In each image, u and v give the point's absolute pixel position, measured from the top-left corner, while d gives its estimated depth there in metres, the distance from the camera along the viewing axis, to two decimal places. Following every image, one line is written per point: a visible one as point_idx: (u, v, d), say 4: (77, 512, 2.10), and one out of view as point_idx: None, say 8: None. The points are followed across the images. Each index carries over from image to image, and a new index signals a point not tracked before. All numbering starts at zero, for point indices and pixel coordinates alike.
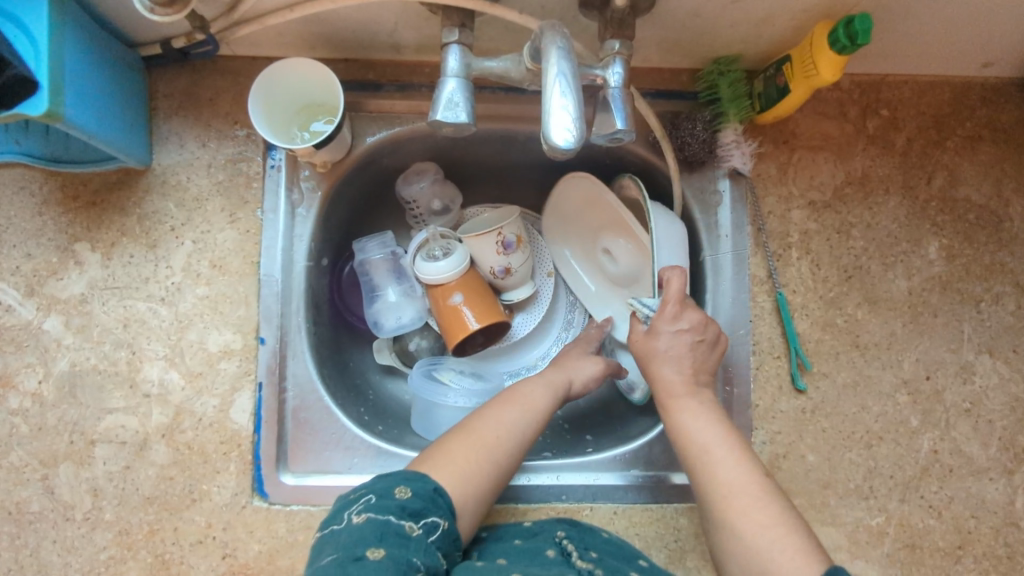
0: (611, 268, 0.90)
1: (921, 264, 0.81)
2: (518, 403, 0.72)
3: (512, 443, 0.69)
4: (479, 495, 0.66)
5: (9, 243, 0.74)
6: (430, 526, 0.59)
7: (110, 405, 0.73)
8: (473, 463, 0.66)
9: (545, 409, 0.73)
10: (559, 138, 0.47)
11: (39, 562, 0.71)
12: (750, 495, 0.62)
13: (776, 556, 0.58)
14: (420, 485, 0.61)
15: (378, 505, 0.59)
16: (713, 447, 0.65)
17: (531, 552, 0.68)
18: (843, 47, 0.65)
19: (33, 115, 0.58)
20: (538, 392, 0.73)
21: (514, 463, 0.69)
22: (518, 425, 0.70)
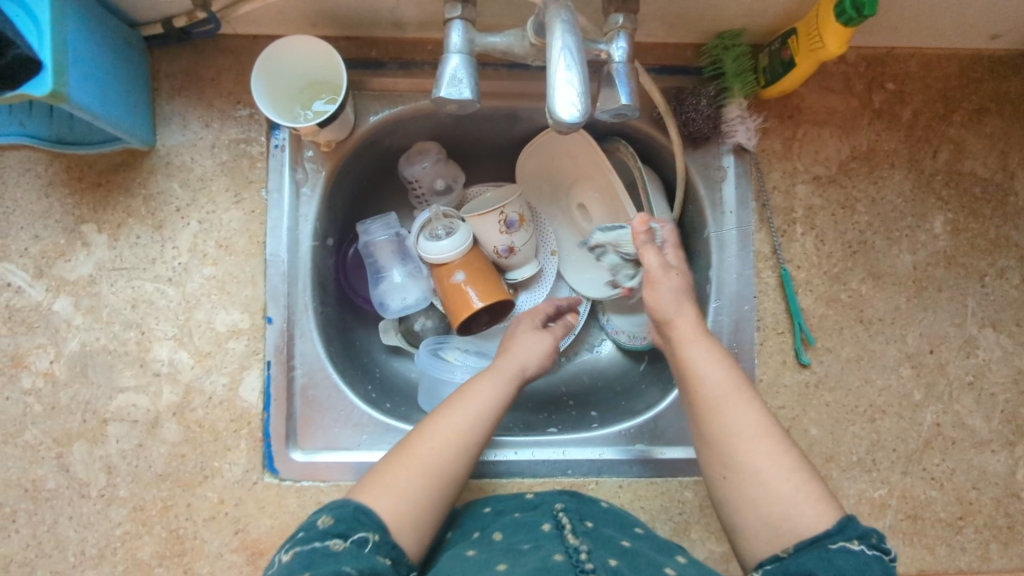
0: (586, 226, 0.91)
1: (926, 239, 0.81)
2: (456, 407, 0.69)
3: (452, 450, 0.66)
4: (424, 510, 0.64)
5: (16, 225, 0.74)
6: (360, 540, 0.59)
7: (121, 384, 0.74)
8: (408, 481, 0.64)
9: (490, 405, 0.70)
10: (564, 112, 0.47)
11: (57, 538, 0.72)
12: (767, 443, 0.63)
13: (799, 502, 0.60)
14: (342, 509, 0.61)
15: (303, 538, 0.59)
16: (723, 395, 0.65)
17: (529, 526, 0.68)
18: (850, 18, 0.64)
19: (38, 94, 0.58)
20: (483, 389, 0.71)
21: (460, 467, 0.67)
22: (455, 431, 0.67)
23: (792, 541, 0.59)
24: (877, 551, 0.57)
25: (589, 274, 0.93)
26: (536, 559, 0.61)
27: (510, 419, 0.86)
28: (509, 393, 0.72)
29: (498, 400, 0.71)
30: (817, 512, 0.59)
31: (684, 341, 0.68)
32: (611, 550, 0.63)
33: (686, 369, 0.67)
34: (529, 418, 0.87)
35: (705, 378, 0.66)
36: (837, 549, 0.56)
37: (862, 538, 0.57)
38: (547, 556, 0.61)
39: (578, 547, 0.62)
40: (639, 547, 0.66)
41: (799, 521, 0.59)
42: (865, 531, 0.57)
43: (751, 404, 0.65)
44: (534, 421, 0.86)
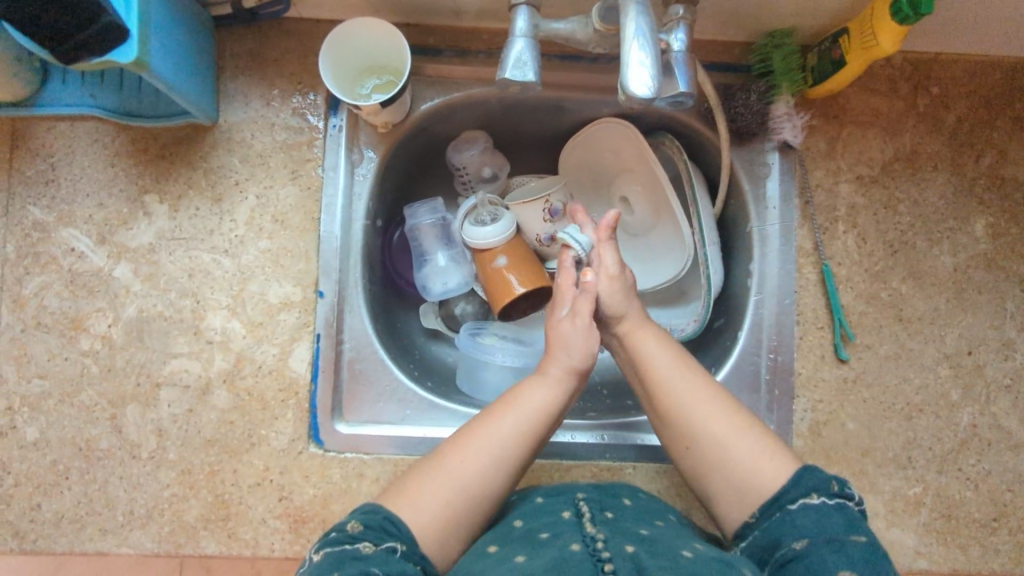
0: (626, 218, 0.93)
1: (967, 241, 0.82)
2: (495, 417, 0.68)
3: (486, 463, 0.65)
4: (453, 522, 0.63)
5: (83, 192, 0.77)
6: (389, 547, 0.58)
7: (175, 350, 0.76)
8: (437, 494, 0.63)
9: (535, 414, 0.68)
10: (638, 90, 0.51)
11: (107, 497, 0.74)
12: (718, 409, 0.66)
13: (760, 462, 0.63)
14: (372, 516, 0.61)
15: (332, 538, 0.59)
16: (672, 369, 0.69)
17: (550, 512, 0.67)
18: (906, 17, 0.65)
19: (123, 62, 0.60)
20: (531, 396, 0.69)
21: (493, 481, 0.65)
22: (490, 443, 0.66)
23: (756, 504, 0.62)
24: (839, 499, 0.60)
25: (624, 264, 0.94)
26: (552, 548, 0.59)
27: None
28: (557, 402, 0.69)
29: (544, 410, 0.68)
30: (777, 468, 0.63)
31: (631, 327, 0.72)
32: (627, 537, 0.62)
33: (637, 353, 0.71)
34: (566, 405, 0.88)
35: (657, 362, 0.69)
36: (798, 509, 0.60)
37: (820, 491, 0.60)
38: (565, 546, 0.59)
39: (595, 535, 0.61)
40: (658, 534, 0.64)
41: (763, 484, 0.62)
42: (823, 482, 0.60)
43: (700, 376, 0.69)
44: (570, 407, 0.87)
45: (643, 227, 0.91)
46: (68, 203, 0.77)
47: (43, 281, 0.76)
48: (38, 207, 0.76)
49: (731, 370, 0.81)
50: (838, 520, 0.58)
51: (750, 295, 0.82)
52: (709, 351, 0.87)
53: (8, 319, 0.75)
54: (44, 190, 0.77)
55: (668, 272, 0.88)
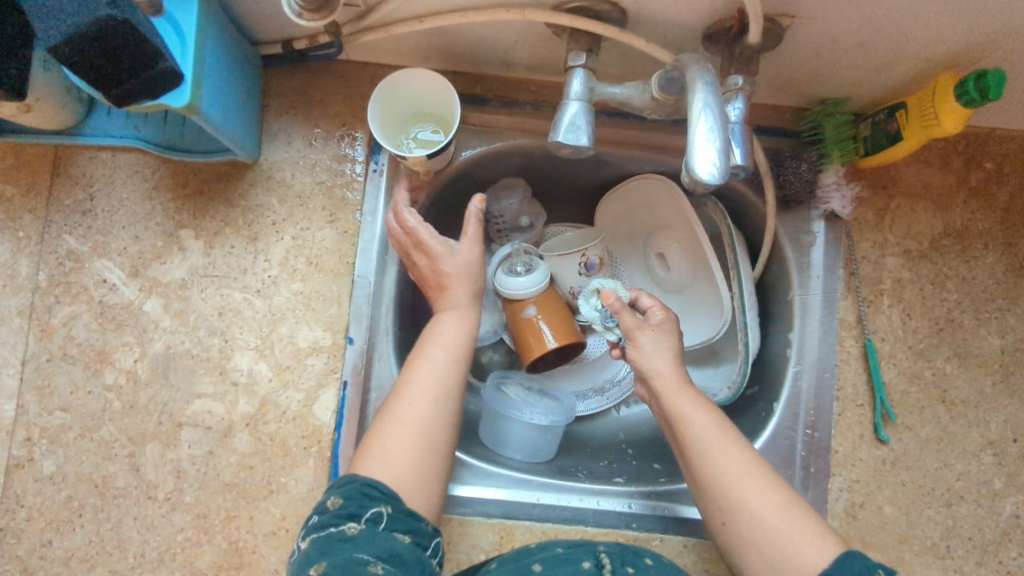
0: (662, 274, 0.90)
1: (1016, 323, 0.80)
2: (423, 355, 0.66)
3: (434, 396, 0.64)
4: (430, 468, 0.61)
5: (118, 224, 0.76)
6: (374, 517, 0.56)
7: (199, 390, 0.74)
8: (402, 443, 0.61)
9: (460, 343, 0.68)
10: (703, 170, 0.50)
11: (119, 537, 0.73)
12: (760, 481, 0.60)
13: (799, 542, 0.57)
14: (349, 487, 0.58)
15: (316, 524, 0.57)
16: (712, 438, 0.63)
17: (570, 562, 0.65)
18: (971, 100, 0.65)
19: (175, 105, 0.60)
20: (452, 325, 0.69)
21: (447, 413, 0.64)
22: (428, 381, 0.64)
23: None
24: None
25: None
26: None
27: (574, 462, 0.84)
28: (472, 326, 0.70)
29: (463, 335, 0.69)
30: (820, 545, 0.57)
31: (669, 391, 0.66)
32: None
33: (672, 410, 0.65)
34: (591, 464, 0.85)
35: (693, 422, 0.64)
36: None
37: None
38: None
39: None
40: None
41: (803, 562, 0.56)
42: (866, 567, 0.54)
43: (742, 448, 0.63)
44: (596, 467, 0.84)
45: (678, 285, 0.89)
46: (103, 234, 0.76)
47: (72, 312, 0.75)
48: (73, 237, 0.76)
49: (766, 442, 0.78)
50: None
51: (788, 365, 0.79)
52: (742, 419, 0.84)
53: (34, 349, 0.74)
54: (80, 220, 0.76)
55: (705, 334, 0.85)
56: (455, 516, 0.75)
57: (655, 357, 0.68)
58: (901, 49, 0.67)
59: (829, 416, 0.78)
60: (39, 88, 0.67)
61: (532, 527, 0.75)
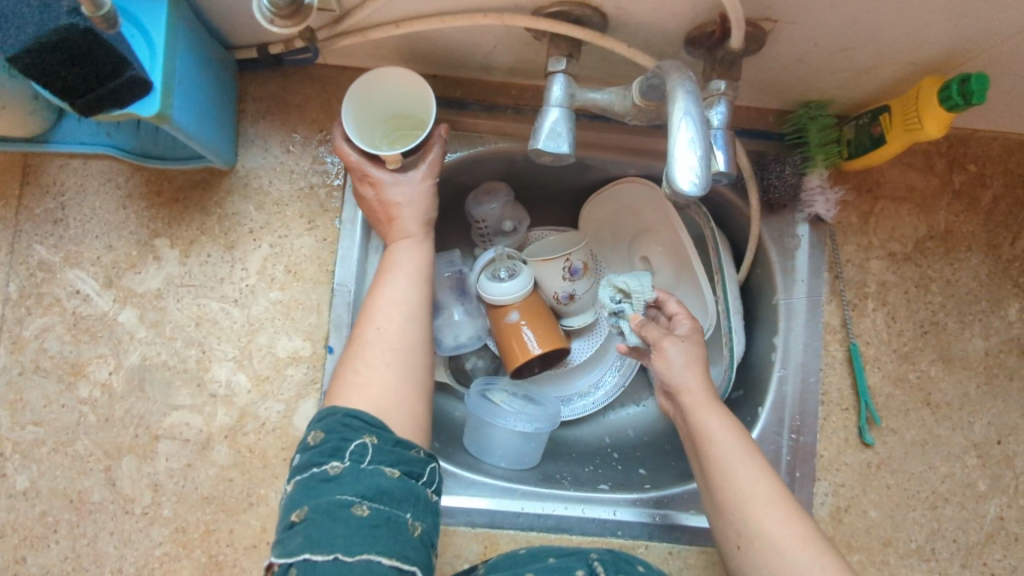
0: None
1: (1000, 325, 0.80)
2: (384, 284, 0.67)
3: (402, 318, 0.65)
4: (408, 387, 0.61)
5: (91, 233, 0.75)
6: (359, 451, 0.55)
7: (176, 402, 0.73)
8: (376, 365, 0.61)
9: (419, 268, 0.69)
10: (684, 178, 0.49)
11: (96, 553, 0.71)
12: (781, 508, 0.59)
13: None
14: (331, 422, 0.57)
15: (300, 465, 0.56)
16: (736, 459, 0.62)
17: (561, 571, 0.64)
18: (955, 105, 0.64)
19: (145, 114, 0.58)
20: (411, 252, 0.70)
21: (416, 333, 0.65)
22: (392, 306, 0.65)
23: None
24: None
25: None
26: None
27: (558, 469, 0.84)
28: (427, 252, 0.71)
29: (420, 259, 0.70)
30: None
31: (696, 406, 0.65)
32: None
33: (699, 424, 0.65)
34: (576, 470, 0.84)
35: (717, 441, 0.63)
36: None
37: None
38: None
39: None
40: None
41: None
42: None
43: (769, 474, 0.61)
44: (581, 473, 0.84)
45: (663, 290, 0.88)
46: (76, 243, 0.74)
47: (45, 324, 0.73)
48: (44, 246, 0.74)
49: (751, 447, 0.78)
50: None
51: (773, 369, 0.79)
52: None
53: (5, 362, 0.73)
54: (52, 229, 0.74)
55: None
56: (438, 526, 0.74)
57: (683, 370, 0.66)
58: (884, 52, 0.67)
59: (815, 421, 0.77)
60: (4, 95, 0.65)
61: (516, 536, 0.75)
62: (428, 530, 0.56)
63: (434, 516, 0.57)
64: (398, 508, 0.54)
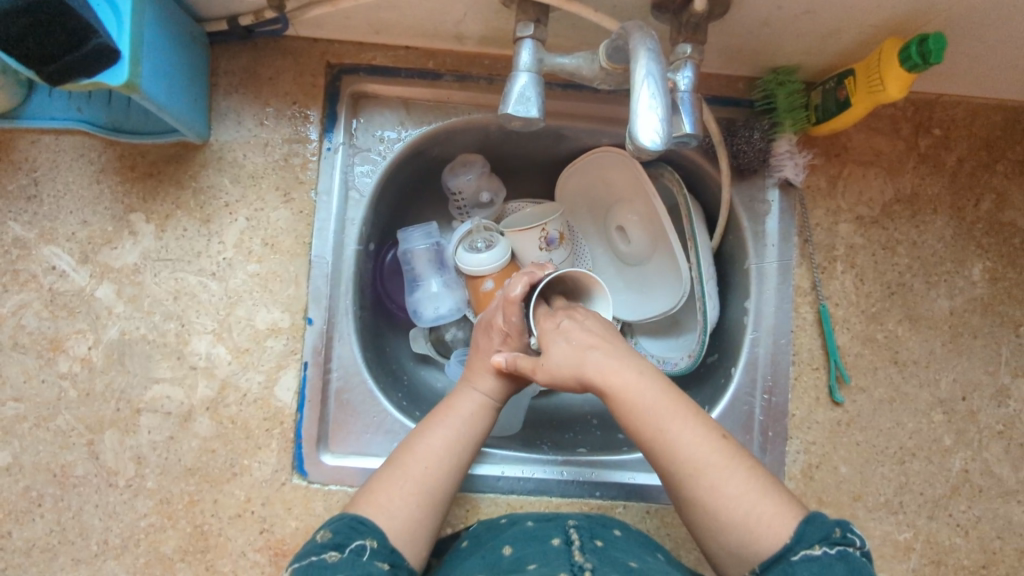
0: (622, 247, 0.91)
1: (964, 285, 0.82)
2: (440, 425, 0.70)
3: (444, 471, 0.67)
4: (428, 507, 0.65)
5: (66, 209, 0.75)
6: (358, 549, 0.60)
7: (157, 375, 0.74)
8: (404, 500, 0.65)
9: (477, 423, 0.71)
10: (647, 138, 0.50)
11: (81, 525, 0.72)
12: (717, 464, 0.60)
13: (761, 528, 0.58)
14: (338, 522, 0.62)
15: (300, 554, 0.60)
16: (661, 410, 0.62)
17: (538, 539, 0.65)
18: (914, 65, 0.66)
19: (113, 84, 0.58)
20: (472, 404, 0.72)
21: (449, 485, 0.67)
22: (438, 454, 0.68)
23: (756, 561, 0.57)
24: (840, 547, 0.56)
25: (619, 295, 0.92)
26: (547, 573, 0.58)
27: (539, 436, 0.86)
28: (490, 418, 0.73)
29: (480, 410, 0.72)
30: (778, 523, 0.58)
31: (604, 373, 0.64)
32: (616, 569, 0.60)
33: (615, 389, 0.63)
34: (557, 437, 0.86)
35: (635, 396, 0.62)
36: (799, 560, 0.55)
37: (823, 540, 0.56)
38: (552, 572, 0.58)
39: (583, 565, 0.60)
40: (647, 567, 0.62)
41: (762, 543, 0.57)
42: (826, 530, 0.57)
43: (700, 424, 0.62)
44: (562, 440, 0.85)
45: (639, 258, 0.90)
46: (51, 220, 0.74)
47: (22, 300, 0.73)
48: (18, 223, 0.74)
49: (724, 408, 0.80)
50: (841, 569, 0.54)
51: (746, 332, 0.81)
52: (703, 387, 0.86)
53: None
54: (26, 206, 0.74)
55: (666, 304, 0.86)
56: None
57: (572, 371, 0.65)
58: (848, 14, 0.68)
59: (786, 381, 0.79)
60: None
61: (497, 499, 0.76)
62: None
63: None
64: None
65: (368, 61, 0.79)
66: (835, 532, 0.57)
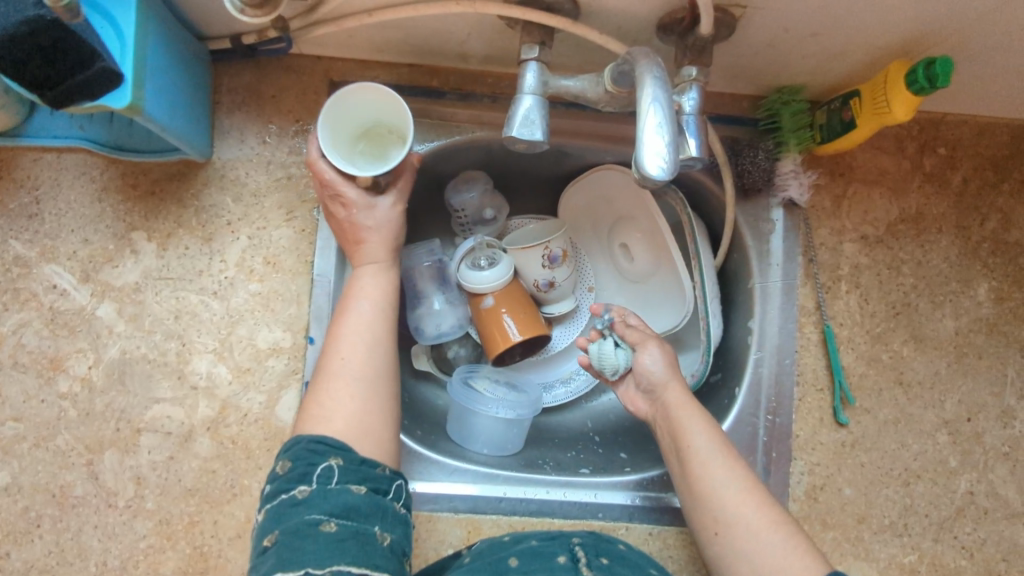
0: (626, 264, 0.91)
1: (969, 305, 0.81)
2: (349, 312, 0.67)
3: (365, 347, 0.65)
4: (369, 389, 0.64)
5: (67, 228, 0.74)
6: (325, 473, 0.57)
7: (157, 395, 0.73)
8: (337, 398, 0.62)
9: (385, 293, 0.70)
10: (652, 164, 0.50)
11: (79, 546, 0.71)
12: (757, 495, 0.63)
13: (790, 556, 0.59)
14: (296, 448, 0.59)
15: (269, 493, 0.58)
16: (715, 451, 0.66)
17: (544, 555, 0.65)
18: (921, 88, 0.65)
19: (116, 106, 0.58)
20: (372, 280, 0.70)
21: (382, 361, 0.66)
22: (357, 332, 0.66)
23: None
24: None
25: None
26: None
27: (541, 455, 0.85)
28: (393, 278, 0.71)
29: (378, 281, 0.70)
30: (802, 565, 0.59)
31: (677, 405, 0.70)
32: None
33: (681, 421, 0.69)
34: (559, 455, 0.85)
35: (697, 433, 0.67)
36: None
37: None
38: None
39: None
40: None
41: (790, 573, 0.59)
42: None
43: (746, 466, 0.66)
44: (564, 459, 0.85)
45: (642, 275, 0.89)
46: (52, 238, 0.74)
47: (22, 319, 0.73)
48: (19, 241, 0.74)
49: (730, 428, 0.79)
50: None
51: (750, 352, 0.80)
52: (705, 405, 0.85)
53: None
54: (26, 224, 0.74)
55: (670, 322, 0.86)
56: (421, 514, 0.75)
57: (667, 372, 0.72)
58: (854, 36, 0.68)
59: (791, 402, 0.79)
60: None
61: (499, 520, 0.76)
62: (399, 541, 0.58)
63: (405, 527, 0.60)
64: (366, 522, 0.56)
65: (371, 79, 0.79)
66: None
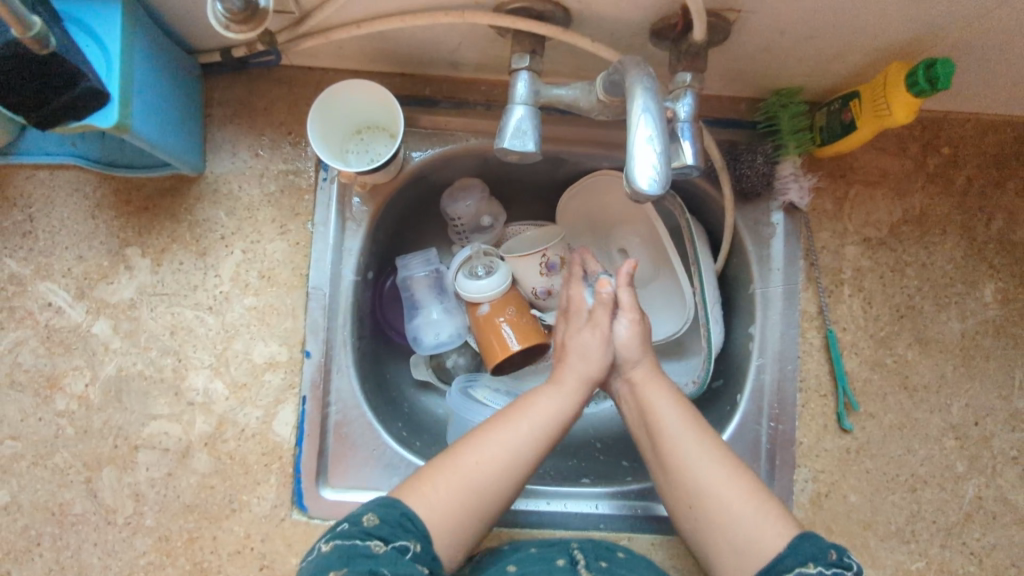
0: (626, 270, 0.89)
1: (975, 306, 0.80)
2: (511, 420, 0.65)
3: (502, 469, 0.62)
4: (474, 504, 0.62)
5: (61, 245, 0.74)
6: (401, 547, 0.57)
7: (154, 411, 0.73)
8: (449, 494, 0.61)
9: (552, 422, 0.65)
10: (644, 177, 0.49)
11: (79, 564, 0.71)
12: (729, 469, 0.63)
13: (764, 527, 0.60)
14: (390, 510, 0.60)
15: (344, 531, 0.59)
16: (681, 428, 0.65)
17: (543, 561, 0.66)
18: (922, 90, 0.64)
19: (104, 125, 0.58)
20: (549, 404, 0.66)
21: (507, 487, 0.63)
22: (503, 447, 0.63)
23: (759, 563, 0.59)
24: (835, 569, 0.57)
25: None
26: None
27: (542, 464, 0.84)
28: (569, 410, 0.67)
29: (556, 422, 0.66)
30: (777, 530, 0.60)
31: (644, 380, 0.69)
32: None
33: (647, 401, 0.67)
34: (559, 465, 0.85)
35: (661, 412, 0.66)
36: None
37: (817, 560, 0.57)
38: None
39: None
40: None
41: (764, 543, 0.59)
42: (820, 551, 0.57)
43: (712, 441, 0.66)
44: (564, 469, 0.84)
45: (642, 280, 0.88)
46: (46, 255, 0.74)
47: (18, 337, 0.73)
48: (14, 259, 0.74)
49: (733, 437, 0.77)
50: None
51: (751, 358, 0.79)
52: (707, 412, 0.84)
53: None
54: (21, 242, 0.74)
55: (671, 328, 0.84)
56: None
57: (638, 345, 0.69)
58: (852, 38, 0.66)
59: (794, 408, 0.78)
60: None
61: (500, 532, 0.75)
62: None
63: None
64: None
65: None
66: (831, 554, 0.57)
